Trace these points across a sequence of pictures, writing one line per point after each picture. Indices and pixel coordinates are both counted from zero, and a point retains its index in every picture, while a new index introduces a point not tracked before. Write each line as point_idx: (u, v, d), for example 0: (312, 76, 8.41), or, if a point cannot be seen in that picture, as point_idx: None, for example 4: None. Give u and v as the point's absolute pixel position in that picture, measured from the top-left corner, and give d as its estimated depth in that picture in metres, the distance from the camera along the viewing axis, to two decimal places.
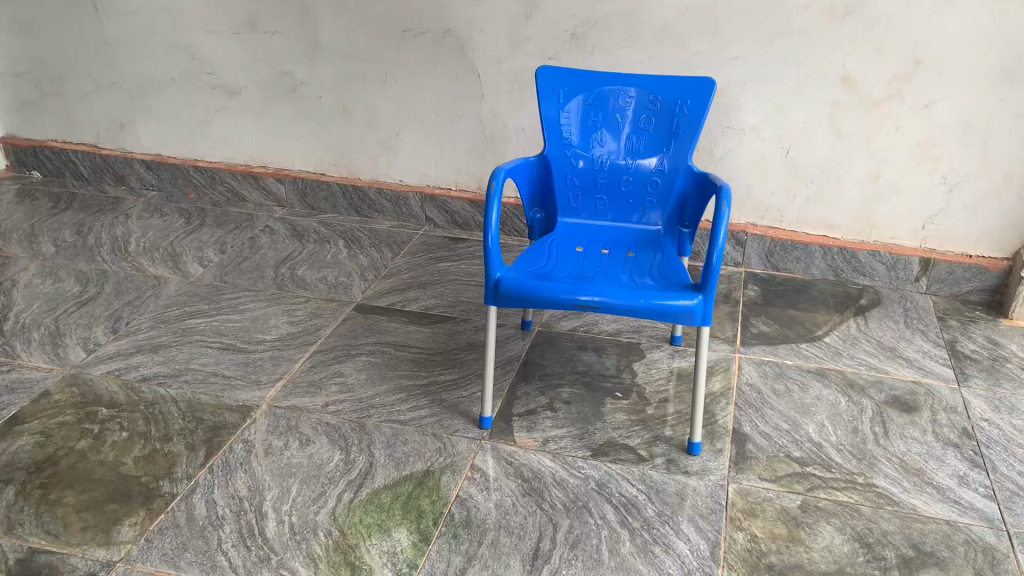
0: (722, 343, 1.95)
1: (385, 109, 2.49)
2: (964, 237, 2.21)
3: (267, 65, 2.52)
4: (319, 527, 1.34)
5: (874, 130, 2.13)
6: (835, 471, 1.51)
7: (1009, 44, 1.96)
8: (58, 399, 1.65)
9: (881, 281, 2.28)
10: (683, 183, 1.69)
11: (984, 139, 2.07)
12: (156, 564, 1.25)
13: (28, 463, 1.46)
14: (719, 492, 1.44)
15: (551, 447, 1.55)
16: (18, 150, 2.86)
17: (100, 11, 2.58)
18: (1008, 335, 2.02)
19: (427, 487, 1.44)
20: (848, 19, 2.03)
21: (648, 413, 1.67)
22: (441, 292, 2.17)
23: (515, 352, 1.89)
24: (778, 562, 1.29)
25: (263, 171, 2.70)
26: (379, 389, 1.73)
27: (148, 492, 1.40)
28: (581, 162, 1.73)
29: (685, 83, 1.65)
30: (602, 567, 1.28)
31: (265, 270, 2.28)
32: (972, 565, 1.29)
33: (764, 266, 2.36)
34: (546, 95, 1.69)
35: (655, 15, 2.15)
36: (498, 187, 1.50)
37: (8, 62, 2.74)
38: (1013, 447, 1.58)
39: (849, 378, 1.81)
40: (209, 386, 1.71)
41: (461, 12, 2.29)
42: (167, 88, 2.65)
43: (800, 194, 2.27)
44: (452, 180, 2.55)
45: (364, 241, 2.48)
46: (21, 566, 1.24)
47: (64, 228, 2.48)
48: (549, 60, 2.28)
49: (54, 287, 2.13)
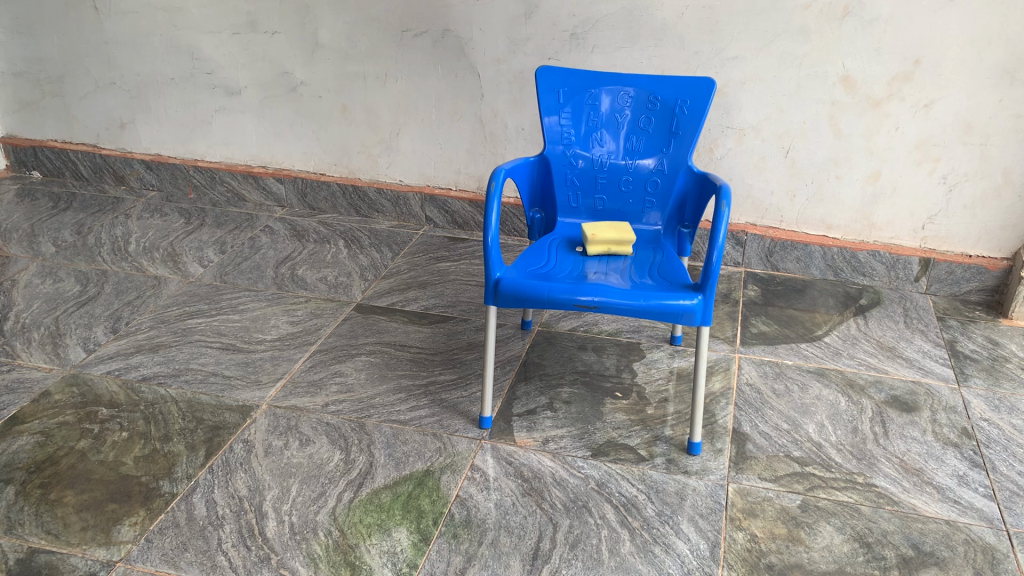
0: (722, 343, 1.95)
1: (386, 108, 2.49)
2: (964, 237, 2.21)
3: (267, 65, 2.52)
4: (319, 526, 1.34)
5: (873, 129, 2.14)
6: (835, 471, 1.51)
7: (1009, 44, 1.96)
8: (59, 399, 1.65)
9: (881, 281, 2.28)
10: (683, 183, 1.70)
11: (984, 139, 2.07)
12: (156, 564, 1.25)
13: (28, 463, 1.46)
14: (719, 492, 1.44)
15: (551, 446, 1.55)
16: (18, 150, 2.87)
17: (100, 11, 2.58)
18: (1008, 335, 2.02)
19: (427, 487, 1.44)
20: (848, 19, 2.03)
21: (647, 413, 1.67)
22: (441, 292, 2.17)
23: (514, 352, 1.89)
24: (778, 562, 1.29)
25: (263, 171, 2.70)
26: (379, 389, 1.73)
27: (148, 492, 1.40)
28: (581, 162, 1.73)
29: (684, 83, 1.66)
30: (602, 567, 1.28)
31: (265, 270, 2.28)
32: (972, 565, 1.29)
33: (764, 266, 2.36)
34: (546, 94, 1.69)
35: (655, 16, 2.15)
36: (498, 187, 1.50)
37: (8, 63, 2.74)
38: (1013, 447, 1.58)
39: (849, 378, 1.81)
40: (209, 386, 1.71)
41: (462, 12, 2.29)
42: (166, 88, 2.65)
43: (800, 194, 2.27)
44: (452, 180, 2.55)
45: (364, 241, 2.49)
46: (21, 565, 1.24)
47: (64, 228, 2.48)
48: (549, 60, 2.28)
49: (54, 287, 2.13)
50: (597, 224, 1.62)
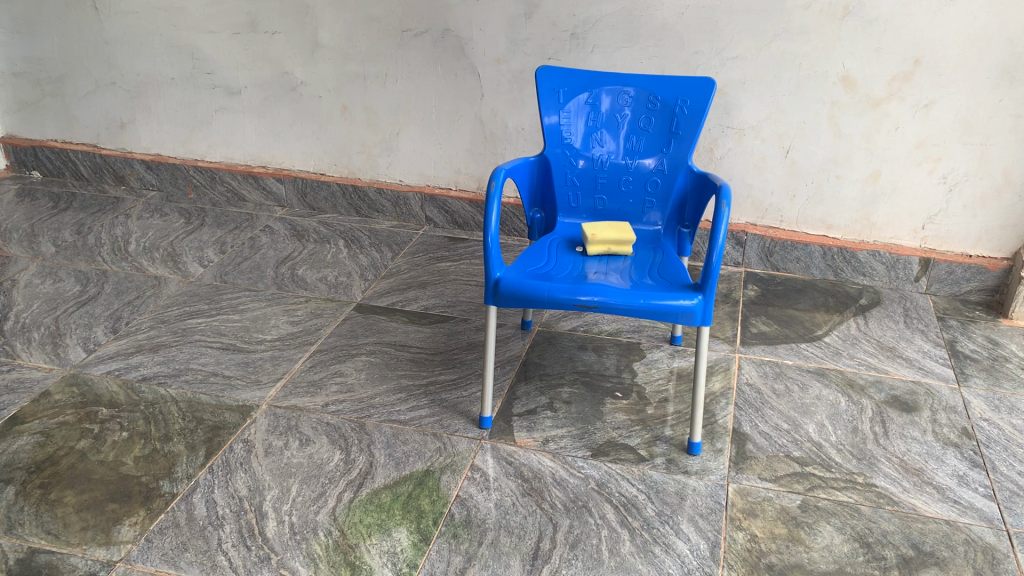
0: (722, 343, 1.95)
1: (386, 108, 2.49)
2: (964, 237, 2.21)
3: (267, 65, 2.52)
4: (319, 527, 1.34)
5: (873, 129, 2.14)
6: (835, 471, 1.51)
7: (1009, 43, 1.95)
8: (59, 399, 1.65)
9: (881, 281, 2.28)
10: (683, 183, 1.70)
11: (985, 138, 2.07)
12: (157, 564, 1.25)
13: (28, 463, 1.46)
14: (719, 492, 1.44)
15: (551, 446, 1.55)
16: (18, 150, 2.87)
17: (100, 11, 2.58)
18: (1008, 334, 2.02)
19: (427, 487, 1.44)
20: (848, 19, 2.03)
21: (647, 413, 1.67)
22: (441, 292, 2.17)
23: (514, 352, 1.89)
24: (778, 562, 1.29)
25: (263, 171, 2.70)
26: (379, 389, 1.73)
27: (148, 492, 1.40)
28: (581, 162, 1.72)
29: (684, 83, 1.66)
30: (602, 567, 1.28)
31: (265, 270, 2.28)
32: (972, 565, 1.29)
33: (764, 266, 2.36)
34: (546, 94, 1.69)
35: (655, 15, 2.15)
36: (498, 187, 1.50)
37: (8, 62, 2.74)
38: (1013, 447, 1.58)
39: (849, 378, 1.81)
40: (209, 386, 1.71)
41: (462, 12, 2.29)
42: (166, 88, 2.65)
43: (799, 194, 2.27)
44: (452, 180, 2.55)
45: (364, 241, 2.48)
46: (21, 565, 1.24)
47: (64, 228, 2.48)
48: (549, 60, 2.28)
49: (54, 287, 2.13)
50: (597, 224, 1.62)
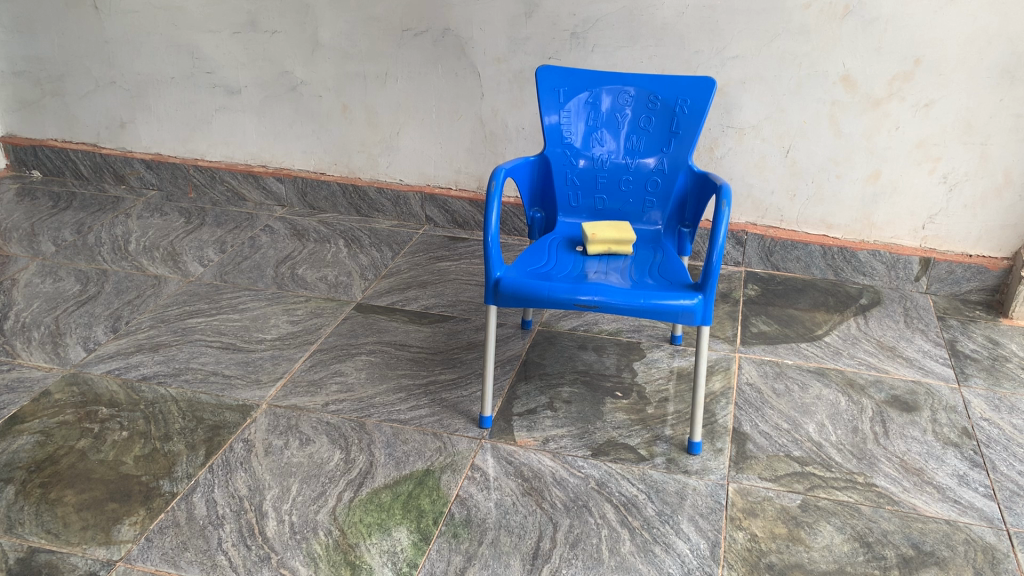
0: (722, 342, 1.95)
1: (386, 108, 2.49)
2: (964, 237, 2.21)
3: (267, 64, 2.52)
4: (318, 526, 1.34)
5: (873, 129, 2.13)
6: (834, 471, 1.50)
7: (1009, 43, 1.95)
8: (58, 398, 1.65)
9: (881, 281, 2.28)
10: (683, 182, 1.70)
11: (985, 138, 2.07)
12: (156, 564, 1.25)
13: (28, 463, 1.46)
14: (719, 492, 1.44)
15: (551, 446, 1.55)
16: (18, 149, 2.87)
17: (100, 10, 2.58)
18: (1008, 334, 2.02)
19: (427, 486, 1.43)
20: (848, 18, 2.03)
21: (647, 412, 1.67)
22: (441, 291, 2.17)
23: (514, 352, 1.89)
24: (778, 562, 1.29)
25: (263, 171, 2.70)
26: (379, 388, 1.73)
27: (147, 492, 1.40)
28: (581, 162, 1.72)
29: (685, 83, 1.65)
30: (602, 566, 1.28)
31: (265, 270, 2.27)
32: (972, 565, 1.29)
33: (764, 266, 2.36)
34: (546, 94, 1.69)
35: (656, 15, 2.15)
36: (498, 187, 1.50)
37: (8, 62, 2.74)
38: (1013, 447, 1.58)
39: (849, 378, 1.81)
40: (209, 386, 1.71)
41: (462, 12, 2.29)
42: (166, 87, 2.65)
43: (799, 193, 2.27)
44: (452, 180, 2.55)
45: (364, 241, 2.48)
46: (21, 565, 1.24)
47: (64, 228, 2.48)
48: (549, 59, 2.28)
49: (54, 286, 2.13)
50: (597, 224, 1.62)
